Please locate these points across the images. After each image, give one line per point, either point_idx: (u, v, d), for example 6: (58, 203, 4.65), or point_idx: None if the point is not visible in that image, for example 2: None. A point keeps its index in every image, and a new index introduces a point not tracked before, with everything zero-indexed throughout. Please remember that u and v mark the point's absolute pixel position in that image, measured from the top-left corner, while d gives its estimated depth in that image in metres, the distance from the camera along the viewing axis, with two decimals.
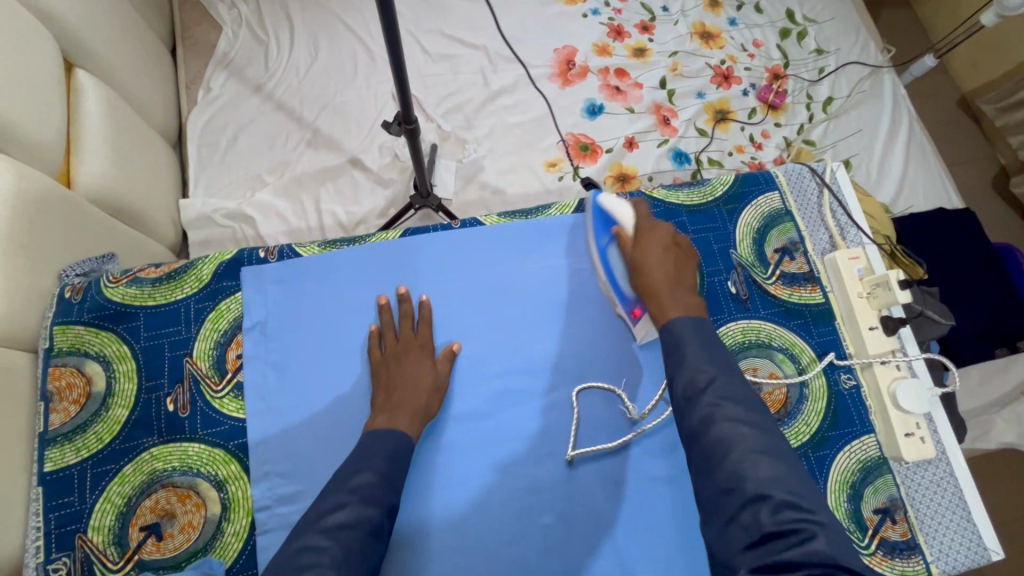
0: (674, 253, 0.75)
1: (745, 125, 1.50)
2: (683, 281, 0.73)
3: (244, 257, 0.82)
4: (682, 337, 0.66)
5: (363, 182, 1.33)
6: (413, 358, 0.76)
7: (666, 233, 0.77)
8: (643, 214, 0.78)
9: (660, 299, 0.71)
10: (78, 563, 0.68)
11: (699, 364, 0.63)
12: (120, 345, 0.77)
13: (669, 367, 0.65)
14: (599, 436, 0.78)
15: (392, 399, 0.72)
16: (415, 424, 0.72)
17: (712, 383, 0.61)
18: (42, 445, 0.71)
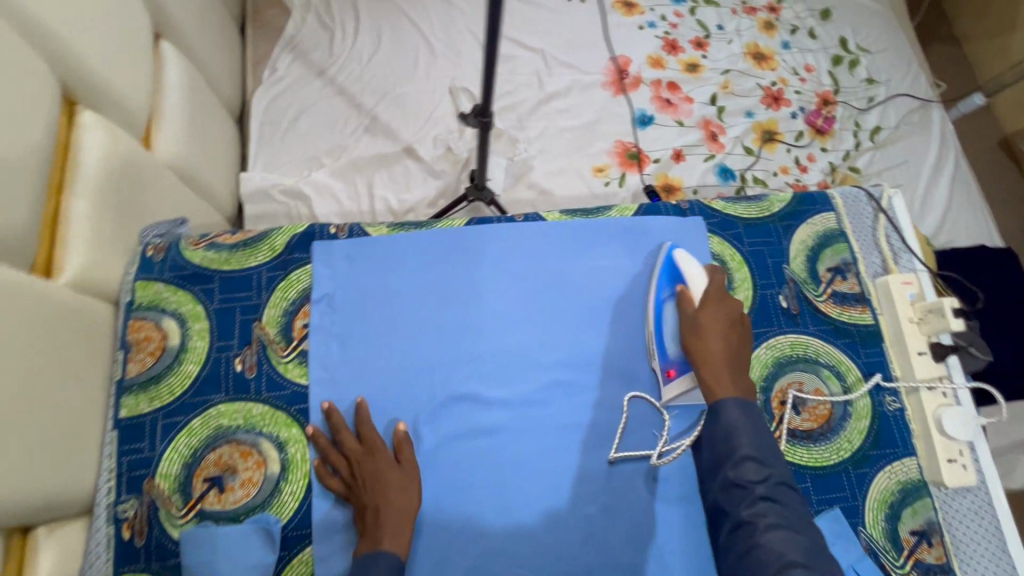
0: (736, 328, 0.75)
1: (791, 147, 1.52)
2: (740, 359, 0.73)
3: (315, 231, 0.85)
4: (735, 423, 0.68)
5: (415, 171, 1.36)
6: (370, 466, 0.73)
7: (730, 305, 0.76)
8: (716, 283, 0.77)
9: (714, 372, 0.71)
10: (145, 507, 0.71)
11: (753, 455, 0.65)
12: (196, 305, 0.80)
13: (719, 447, 0.68)
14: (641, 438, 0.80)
15: (369, 523, 0.70)
16: (402, 538, 0.70)
17: (768, 479, 0.64)
18: (119, 391, 0.75)
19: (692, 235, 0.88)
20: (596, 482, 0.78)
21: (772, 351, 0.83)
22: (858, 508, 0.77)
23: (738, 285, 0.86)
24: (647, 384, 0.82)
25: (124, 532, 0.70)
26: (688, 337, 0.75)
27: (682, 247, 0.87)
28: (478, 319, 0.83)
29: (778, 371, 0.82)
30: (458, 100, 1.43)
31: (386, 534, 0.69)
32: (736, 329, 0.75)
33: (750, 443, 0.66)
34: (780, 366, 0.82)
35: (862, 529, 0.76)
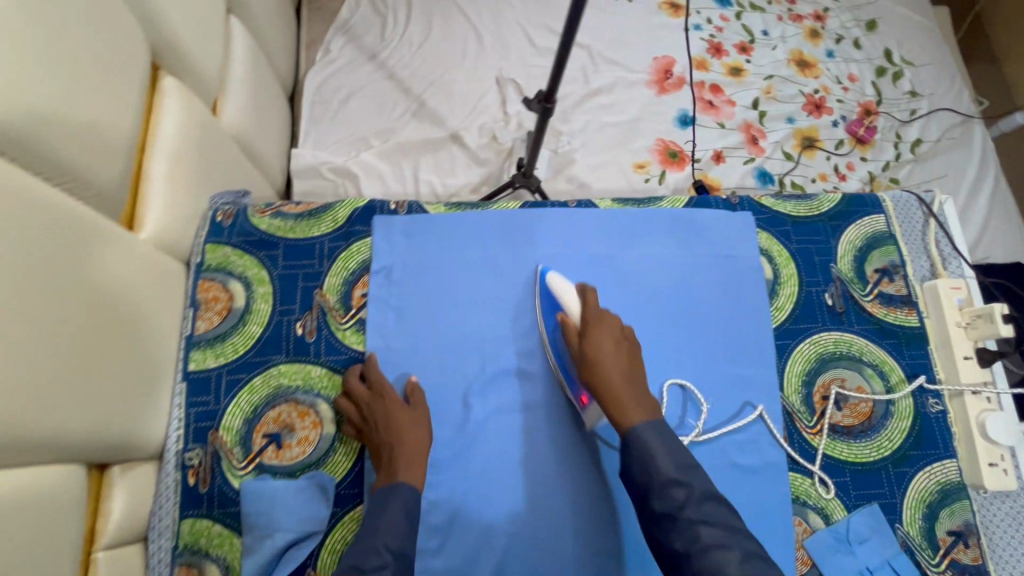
0: (623, 342, 0.73)
1: (831, 155, 1.52)
2: (638, 377, 0.71)
3: (376, 206, 0.87)
4: (648, 446, 0.65)
5: (459, 157, 1.39)
6: (380, 406, 0.75)
7: (612, 323, 0.75)
8: (591, 305, 0.76)
9: (615, 399, 0.69)
10: (208, 457, 0.75)
11: (675, 477, 0.63)
12: (260, 270, 0.83)
13: (641, 481, 0.65)
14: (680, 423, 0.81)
15: (387, 456, 0.73)
16: (418, 474, 0.72)
17: (689, 499, 0.62)
18: (188, 346, 0.78)
19: (741, 229, 0.89)
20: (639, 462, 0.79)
21: (816, 347, 0.84)
22: (896, 505, 0.78)
23: (785, 281, 0.87)
24: (693, 372, 0.83)
25: (189, 479, 0.73)
26: (585, 369, 0.72)
27: (732, 239, 0.88)
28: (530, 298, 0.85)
29: (820, 367, 0.83)
30: (505, 91, 1.45)
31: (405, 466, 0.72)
32: (623, 344, 0.73)
33: (668, 464, 0.64)
34: (823, 362, 0.83)
35: (899, 526, 0.77)
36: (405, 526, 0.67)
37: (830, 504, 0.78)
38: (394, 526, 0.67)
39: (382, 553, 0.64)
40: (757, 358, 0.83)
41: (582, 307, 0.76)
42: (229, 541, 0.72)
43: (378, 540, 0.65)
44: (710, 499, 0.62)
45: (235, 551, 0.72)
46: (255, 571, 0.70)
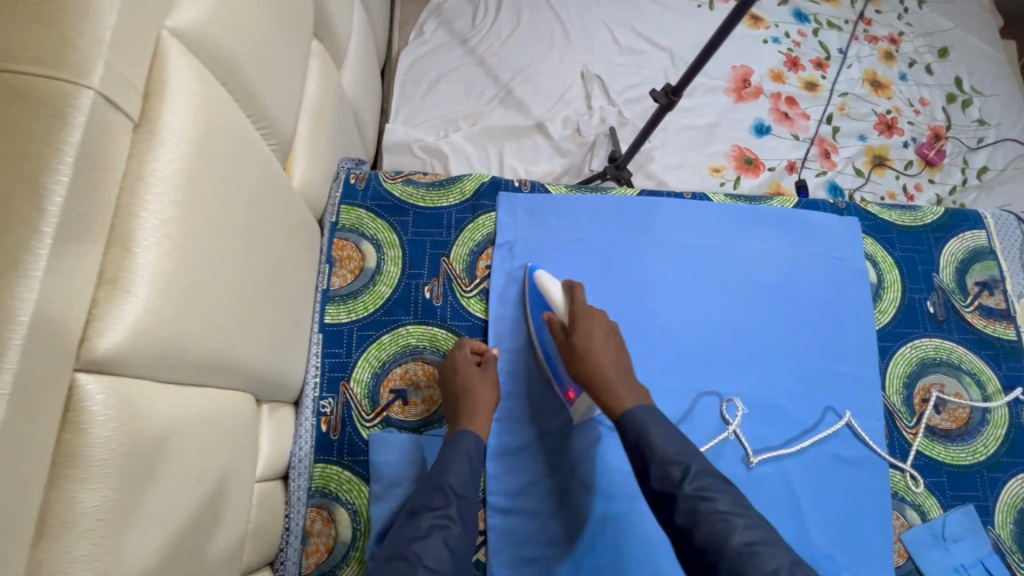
0: (612, 336, 0.75)
1: (900, 175, 1.55)
2: (628, 367, 0.73)
3: (502, 182, 0.91)
4: (643, 427, 0.66)
5: (544, 147, 1.42)
6: (449, 362, 0.79)
7: (601, 319, 0.76)
8: (579, 299, 0.77)
9: (605, 385, 0.71)
10: (340, 406, 0.78)
11: (670, 455, 0.63)
12: (391, 234, 0.86)
13: (636, 461, 0.66)
14: (704, 424, 0.82)
15: (458, 408, 0.75)
16: (479, 425, 0.74)
17: (686, 474, 0.62)
18: (324, 299, 0.81)
19: (848, 233, 0.92)
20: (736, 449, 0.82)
21: (916, 351, 0.87)
22: (989, 508, 0.81)
23: (888, 286, 0.90)
24: (799, 365, 0.86)
25: (323, 425, 0.77)
26: (574, 362, 0.73)
27: (839, 242, 0.92)
28: (644, 282, 0.88)
29: (921, 371, 0.86)
30: (590, 86, 1.49)
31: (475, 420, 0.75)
32: (612, 336, 0.75)
33: (664, 444, 0.64)
34: (923, 366, 0.87)
35: (991, 528, 0.80)
36: (469, 472, 0.70)
37: (926, 502, 0.81)
38: (461, 470, 0.69)
39: (449, 494, 0.66)
40: (862, 357, 0.86)
41: (570, 302, 0.77)
42: (358, 488, 0.76)
43: (447, 481, 0.67)
44: (708, 476, 0.62)
45: (363, 497, 0.76)
46: (384, 516, 0.74)
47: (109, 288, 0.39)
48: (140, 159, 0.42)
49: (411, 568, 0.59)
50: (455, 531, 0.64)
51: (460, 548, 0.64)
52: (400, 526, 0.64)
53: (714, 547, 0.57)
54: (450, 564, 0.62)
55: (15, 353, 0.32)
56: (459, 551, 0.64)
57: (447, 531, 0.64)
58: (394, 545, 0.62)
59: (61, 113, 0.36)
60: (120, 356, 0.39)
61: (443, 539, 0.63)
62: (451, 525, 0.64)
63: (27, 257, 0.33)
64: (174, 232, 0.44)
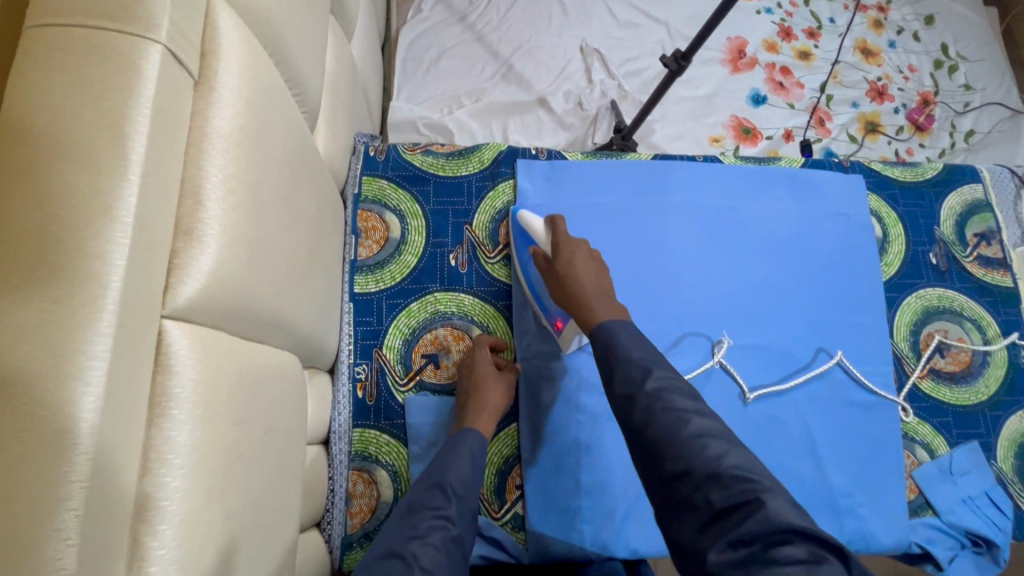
0: (594, 261, 0.75)
1: (892, 140, 1.57)
2: (609, 292, 0.72)
3: (519, 151, 0.93)
4: (613, 337, 0.65)
5: (547, 121, 1.43)
6: (475, 359, 0.80)
7: (583, 248, 0.75)
8: (560, 228, 0.77)
9: (582, 303, 0.70)
10: (374, 372, 0.80)
11: (639, 360, 0.62)
12: (413, 204, 0.88)
13: (604, 367, 0.64)
14: (692, 355, 0.86)
15: (467, 402, 0.76)
16: (488, 428, 0.74)
17: (649, 377, 0.60)
18: (352, 270, 0.83)
19: (854, 190, 0.96)
20: (731, 385, 0.86)
21: (921, 300, 0.92)
22: (992, 444, 0.86)
23: (893, 240, 0.95)
24: (812, 317, 0.90)
25: (358, 391, 0.79)
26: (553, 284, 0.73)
27: (846, 199, 0.95)
28: (660, 241, 0.91)
29: (926, 319, 0.91)
30: (589, 59, 1.49)
31: (478, 420, 0.74)
32: (594, 261, 0.74)
33: (634, 350, 0.63)
34: (927, 314, 0.91)
35: (993, 462, 0.85)
36: (470, 473, 0.67)
37: (934, 440, 0.86)
38: (463, 470, 0.66)
39: (449, 495, 0.63)
40: (871, 308, 0.90)
41: (551, 233, 0.77)
42: (396, 449, 0.78)
43: (446, 480, 0.64)
44: (670, 380, 0.60)
45: (402, 459, 0.78)
46: None
47: (185, 238, 0.41)
48: (202, 114, 0.43)
49: (406, 570, 0.54)
50: (454, 533, 0.60)
51: (458, 555, 0.59)
52: (396, 528, 0.60)
53: (666, 440, 0.55)
54: (448, 568, 0.57)
55: (116, 293, 0.34)
56: (457, 556, 0.59)
57: (446, 533, 0.59)
58: (390, 546, 0.57)
59: (134, 66, 0.38)
60: (199, 304, 0.41)
61: (441, 541, 0.59)
62: (450, 527, 0.60)
63: (116, 203, 0.35)
64: (237, 187, 0.45)
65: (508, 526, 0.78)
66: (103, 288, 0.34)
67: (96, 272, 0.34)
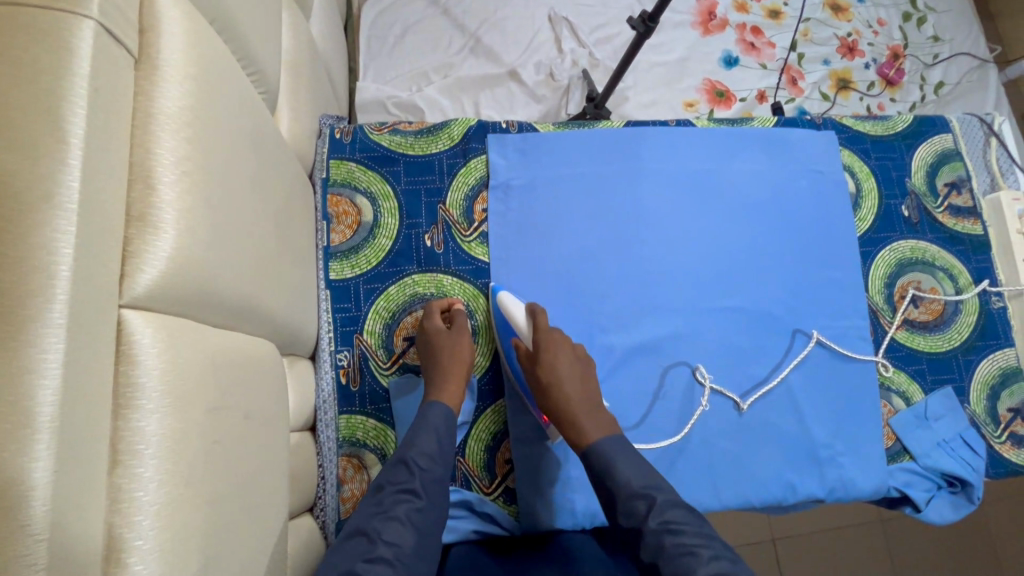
0: (577, 363, 0.74)
1: (864, 96, 1.56)
2: (595, 395, 0.72)
3: (490, 125, 0.91)
4: (608, 460, 0.65)
5: (518, 94, 1.40)
6: (429, 327, 0.78)
7: (563, 343, 0.75)
8: (541, 324, 0.76)
9: (572, 418, 0.70)
10: (356, 358, 0.80)
11: (638, 489, 0.62)
12: (384, 185, 0.86)
13: (606, 499, 0.64)
14: (665, 423, 0.83)
15: (432, 371, 0.76)
16: (454, 397, 0.73)
17: (653, 509, 0.60)
18: (325, 256, 0.81)
19: (827, 146, 0.96)
20: (723, 401, 0.85)
21: (894, 253, 0.93)
22: (965, 387, 0.89)
23: (866, 194, 0.95)
24: (789, 275, 0.90)
25: (341, 377, 0.78)
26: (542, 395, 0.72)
27: (819, 157, 0.95)
28: (636, 209, 0.90)
29: (899, 271, 0.92)
30: (559, 29, 1.46)
31: (445, 385, 0.74)
32: (578, 364, 0.74)
33: (630, 475, 0.63)
34: (901, 266, 0.93)
35: (967, 405, 0.88)
36: (437, 446, 0.67)
37: (909, 388, 0.88)
38: (428, 444, 0.66)
39: (413, 469, 0.64)
40: (846, 263, 0.91)
41: (533, 329, 0.76)
42: (384, 434, 0.78)
43: (410, 455, 0.64)
44: (675, 507, 0.61)
45: (391, 442, 0.78)
46: None
47: (138, 225, 0.39)
48: (147, 96, 0.42)
49: (370, 545, 0.57)
50: (420, 505, 0.62)
51: (426, 523, 0.61)
52: (365, 503, 0.62)
53: None
54: (415, 539, 0.59)
55: (66, 283, 0.33)
56: (425, 525, 0.61)
57: (411, 506, 0.61)
58: (358, 521, 0.60)
59: (65, 44, 0.36)
60: (159, 292, 0.39)
61: (407, 514, 0.61)
62: (416, 499, 0.62)
63: (59, 189, 0.34)
64: (192, 170, 0.43)
65: (500, 500, 0.79)
66: (51, 279, 0.32)
67: (43, 263, 0.32)
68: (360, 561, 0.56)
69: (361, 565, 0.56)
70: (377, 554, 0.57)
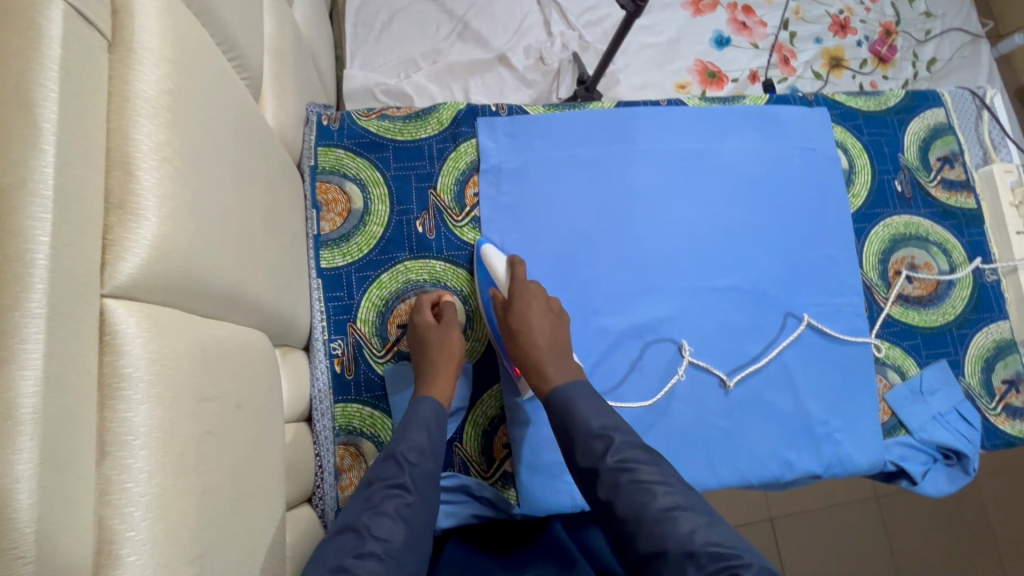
0: (550, 314, 0.75)
1: (856, 74, 1.55)
2: (564, 344, 0.73)
3: (479, 108, 0.90)
4: (569, 403, 0.66)
5: (508, 79, 1.38)
6: (420, 318, 0.78)
7: (538, 295, 0.76)
8: (518, 274, 0.77)
9: (536, 362, 0.70)
10: (351, 346, 0.79)
11: (597, 429, 0.63)
12: (373, 171, 0.85)
13: (564, 440, 0.65)
14: (647, 386, 0.84)
15: (421, 366, 0.75)
16: (444, 393, 0.73)
17: (611, 448, 0.61)
18: (316, 245, 0.80)
19: (820, 122, 0.95)
20: (709, 377, 0.85)
21: (888, 229, 0.93)
22: (960, 361, 0.89)
23: (859, 170, 0.95)
24: (783, 253, 0.90)
25: (336, 367, 0.78)
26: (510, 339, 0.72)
27: (812, 133, 0.94)
28: (629, 189, 0.89)
29: (893, 247, 0.92)
30: (547, 12, 1.44)
31: (436, 381, 0.74)
32: (552, 316, 0.75)
33: (590, 416, 0.64)
34: (895, 242, 0.92)
35: (962, 378, 0.88)
36: (426, 441, 0.67)
37: (904, 362, 0.89)
38: (417, 439, 0.67)
39: (402, 464, 0.64)
40: (840, 240, 0.91)
41: (510, 280, 0.77)
42: (381, 422, 0.78)
43: (399, 451, 0.65)
44: (632, 446, 0.61)
45: (387, 430, 0.78)
46: None
47: (119, 212, 0.38)
48: (123, 79, 0.40)
49: (360, 541, 0.57)
50: (410, 500, 0.62)
51: (417, 518, 0.62)
52: (355, 500, 0.63)
53: (635, 516, 0.56)
54: (405, 534, 0.59)
55: (44, 272, 0.32)
56: (415, 520, 0.61)
57: (401, 500, 0.61)
58: (347, 518, 0.60)
59: (34, 25, 0.35)
60: (143, 280, 0.39)
61: (397, 509, 0.61)
62: (406, 494, 0.62)
63: (33, 175, 0.33)
64: (172, 155, 0.42)
65: (498, 485, 0.80)
66: (28, 268, 0.32)
67: (20, 251, 0.32)
68: (350, 557, 0.56)
69: (350, 560, 0.55)
70: (367, 549, 0.57)
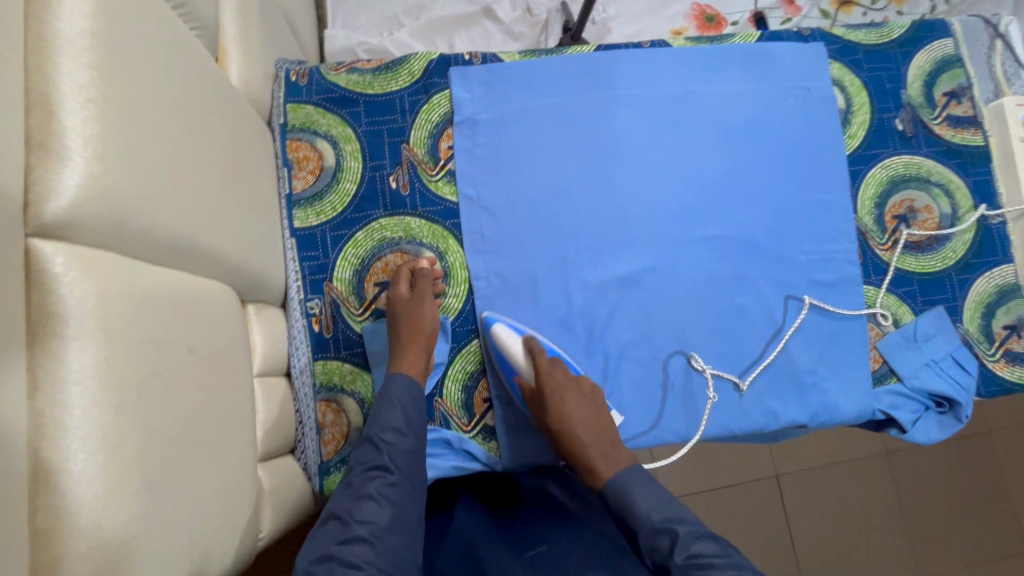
0: (585, 401, 0.74)
1: (868, 11, 1.44)
2: (607, 433, 0.72)
3: (451, 58, 0.87)
4: (626, 497, 0.63)
5: (494, 32, 1.33)
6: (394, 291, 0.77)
7: (568, 384, 0.74)
8: (541, 363, 0.75)
9: (584, 459, 0.70)
10: (328, 305, 0.79)
11: (660, 525, 0.59)
12: (345, 128, 0.83)
13: (626, 530, 0.63)
14: (673, 428, 0.81)
15: (394, 340, 0.75)
16: (416, 367, 0.73)
17: (676, 544, 0.57)
18: (289, 205, 0.80)
19: (815, 60, 0.89)
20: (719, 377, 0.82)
21: (886, 171, 0.88)
22: (958, 307, 0.86)
23: (857, 109, 0.90)
24: (772, 198, 0.86)
25: (314, 325, 0.78)
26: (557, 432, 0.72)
27: (807, 71, 0.89)
28: (612, 139, 0.86)
29: (891, 189, 0.88)
30: None
31: (406, 352, 0.73)
32: (588, 402, 0.74)
33: (649, 509, 0.61)
34: (893, 184, 0.88)
35: (960, 325, 0.85)
36: (403, 420, 0.68)
37: (899, 310, 0.86)
38: (392, 418, 0.67)
39: (379, 445, 0.65)
40: (834, 184, 0.87)
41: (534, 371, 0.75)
42: (360, 378, 0.78)
43: (375, 432, 0.66)
44: (700, 539, 0.57)
45: (367, 385, 0.78)
46: None
47: (40, 152, 0.38)
48: (41, 18, 0.39)
49: (345, 527, 0.58)
50: (392, 479, 0.63)
51: (401, 495, 0.62)
52: (339, 489, 0.64)
53: None
54: (391, 512, 0.60)
55: None
56: (399, 497, 0.62)
57: (383, 481, 0.62)
58: (331, 507, 0.61)
59: None
60: (75, 221, 0.38)
61: (379, 489, 0.62)
62: (387, 474, 0.63)
63: None
64: (101, 97, 0.41)
65: (479, 438, 0.80)
66: None
67: None
68: (336, 543, 0.57)
69: (336, 547, 0.57)
70: (352, 534, 0.58)
